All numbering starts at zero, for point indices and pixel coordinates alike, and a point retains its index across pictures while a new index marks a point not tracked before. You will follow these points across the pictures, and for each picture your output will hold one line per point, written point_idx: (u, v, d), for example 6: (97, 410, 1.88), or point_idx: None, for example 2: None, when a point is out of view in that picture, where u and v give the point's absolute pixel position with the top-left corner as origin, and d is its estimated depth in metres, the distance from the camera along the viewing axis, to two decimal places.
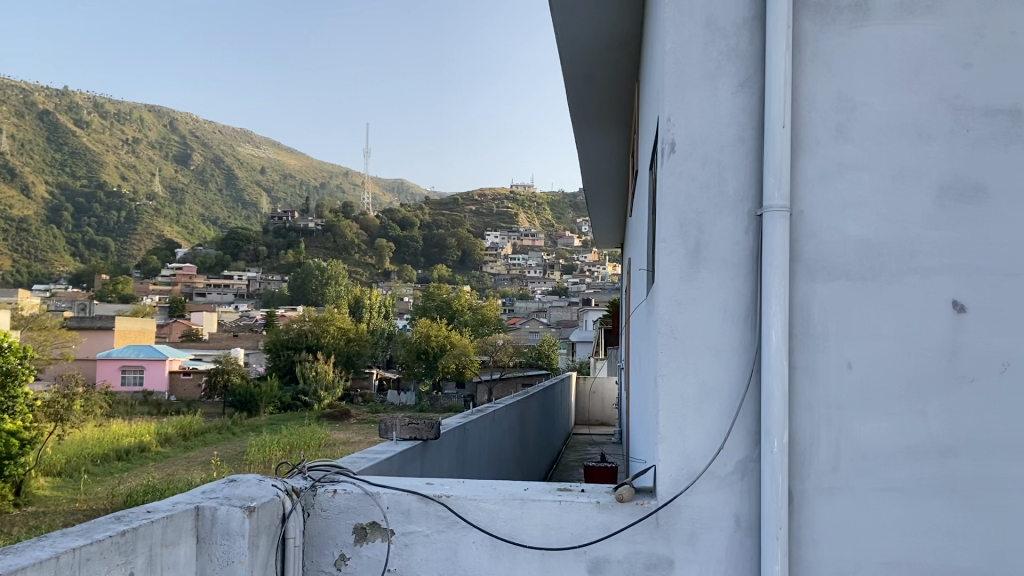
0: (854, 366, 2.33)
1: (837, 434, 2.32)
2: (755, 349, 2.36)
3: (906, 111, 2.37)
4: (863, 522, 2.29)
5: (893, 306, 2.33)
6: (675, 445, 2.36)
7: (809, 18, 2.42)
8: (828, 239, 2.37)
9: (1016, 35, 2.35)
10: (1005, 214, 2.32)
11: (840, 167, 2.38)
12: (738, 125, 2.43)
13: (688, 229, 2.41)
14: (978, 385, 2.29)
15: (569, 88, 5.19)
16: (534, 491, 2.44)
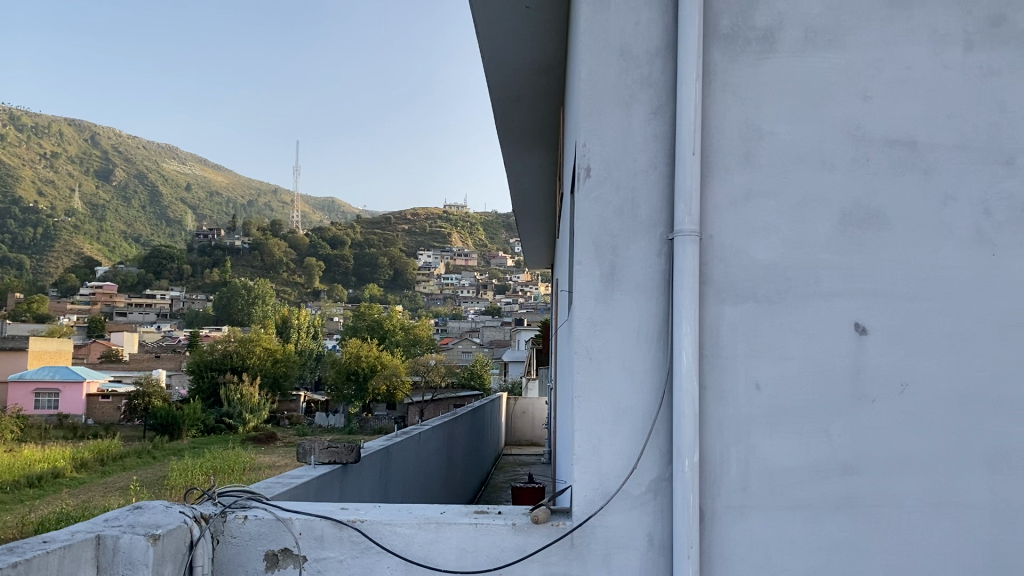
0: (762, 387, 2.39)
1: (747, 453, 2.38)
2: (667, 370, 2.41)
3: (810, 140, 2.46)
4: (771, 540, 2.34)
5: (799, 328, 2.40)
6: (589, 466, 2.38)
7: (719, 49, 2.50)
8: (737, 263, 2.44)
9: (911, 70, 2.47)
10: (903, 240, 2.42)
11: (748, 193, 2.46)
12: (651, 151, 2.49)
13: (603, 253, 2.45)
14: (878, 405, 2.38)
15: (496, 110, 5.20)
16: (449, 514, 2.43)
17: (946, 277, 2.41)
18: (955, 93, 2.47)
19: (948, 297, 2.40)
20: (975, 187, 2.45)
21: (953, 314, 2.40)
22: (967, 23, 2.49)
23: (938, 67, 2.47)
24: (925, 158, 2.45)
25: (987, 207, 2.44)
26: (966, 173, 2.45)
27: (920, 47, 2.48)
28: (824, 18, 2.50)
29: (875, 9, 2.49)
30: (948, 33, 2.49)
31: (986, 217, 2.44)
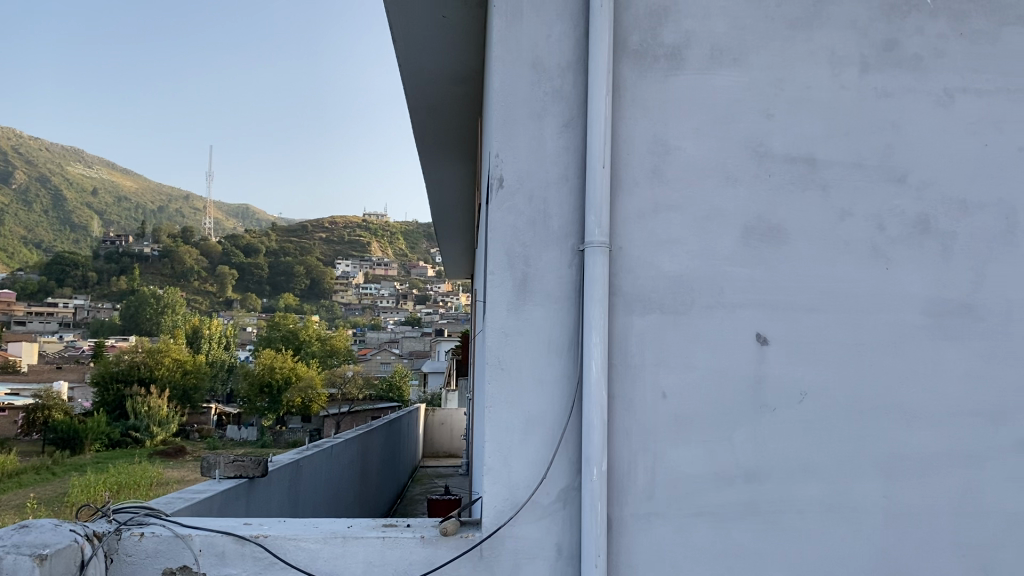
0: (668, 396, 2.43)
1: (654, 461, 2.41)
2: (576, 380, 2.43)
3: (716, 155, 2.53)
4: (677, 547, 2.38)
5: (704, 339, 2.46)
6: (499, 476, 2.37)
7: (628, 64, 2.55)
8: (645, 274, 2.48)
9: (811, 90, 2.57)
10: (803, 254, 2.51)
11: (656, 207, 2.50)
12: (563, 163, 2.51)
13: (515, 263, 2.46)
14: (778, 413, 2.45)
15: (414, 119, 5.16)
16: (357, 528, 2.39)
17: (843, 290, 2.50)
18: (851, 113, 2.58)
19: (845, 309, 2.49)
20: (870, 204, 2.55)
21: (849, 325, 2.49)
22: (863, 46, 2.60)
23: (836, 88, 2.57)
24: (823, 174, 2.55)
25: (881, 223, 2.54)
26: (862, 189, 2.55)
27: (818, 68, 2.57)
28: (729, 37, 2.57)
29: (777, 30, 2.58)
30: (846, 56, 2.59)
31: (880, 232, 2.54)
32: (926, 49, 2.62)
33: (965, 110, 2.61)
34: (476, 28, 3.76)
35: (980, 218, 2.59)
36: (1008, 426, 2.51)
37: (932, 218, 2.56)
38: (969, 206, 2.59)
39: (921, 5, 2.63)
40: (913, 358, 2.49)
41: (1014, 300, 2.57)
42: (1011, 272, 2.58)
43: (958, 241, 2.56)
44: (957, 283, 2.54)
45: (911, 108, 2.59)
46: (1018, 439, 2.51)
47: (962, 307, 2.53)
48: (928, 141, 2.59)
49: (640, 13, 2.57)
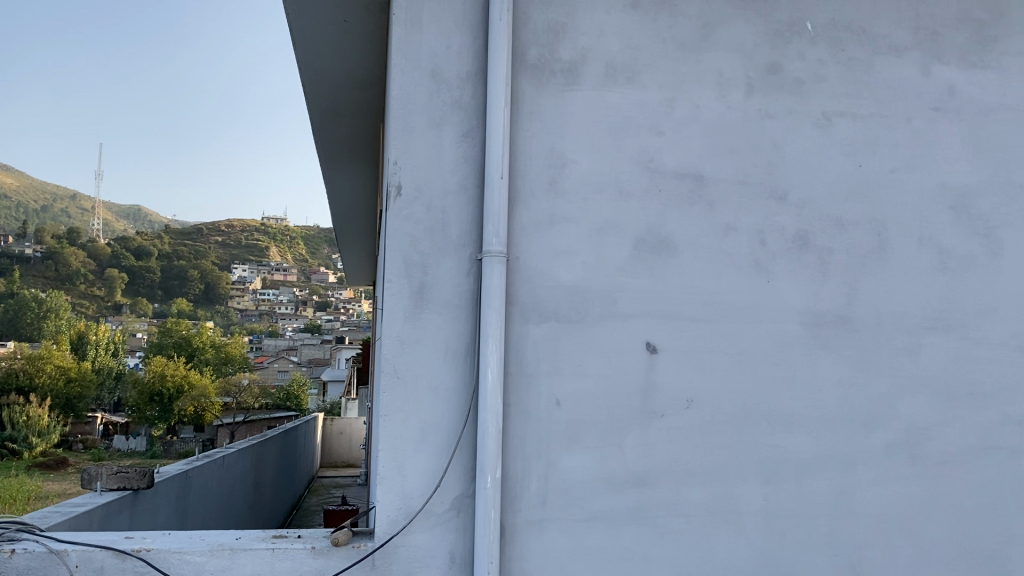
0: (562, 404, 2.48)
1: (546, 468, 2.45)
2: (472, 389, 2.45)
3: (610, 170, 2.60)
4: (568, 552, 2.43)
5: (596, 348, 2.52)
6: (393, 485, 2.37)
7: (527, 78, 2.59)
8: (541, 284, 2.52)
9: (699, 109, 2.67)
10: (690, 267, 2.60)
11: (552, 218, 2.55)
12: (461, 173, 2.53)
13: (412, 271, 2.45)
14: (666, 420, 2.53)
15: (315, 122, 5.07)
16: (245, 540, 2.33)
17: (727, 301, 2.61)
18: (737, 133, 2.69)
19: (729, 319, 2.60)
20: (753, 219, 2.66)
21: (733, 335, 2.60)
22: (749, 69, 2.72)
23: (723, 108, 2.69)
24: (710, 191, 2.65)
25: (763, 238, 2.66)
26: (746, 206, 2.67)
27: (706, 89, 2.69)
28: (623, 56, 2.65)
29: (669, 51, 2.68)
30: (732, 77, 2.70)
31: (762, 247, 2.66)
32: (807, 73, 2.75)
33: (841, 133, 2.75)
34: (380, 35, 3.75)
35: (854, 234, 2.72)
36: (878, 431, 2.64)
37: (810, 234, 2.69)
38: (844, 223, 2.72)
39: (803, 32, 2.76)
40: (791, 367, 2.62)
41: (885, 313, 2.70)
42: (882, 287, 2.71)
43: (834, 257, 2.69)
44: (833, 296, 2.67)
45: (792, 129, 2.72)
46: (888, 444, 2.64)
47: (837, 318, 2.66)
48: (807, 161, 2.72)
49: (538, 28, 2.62)
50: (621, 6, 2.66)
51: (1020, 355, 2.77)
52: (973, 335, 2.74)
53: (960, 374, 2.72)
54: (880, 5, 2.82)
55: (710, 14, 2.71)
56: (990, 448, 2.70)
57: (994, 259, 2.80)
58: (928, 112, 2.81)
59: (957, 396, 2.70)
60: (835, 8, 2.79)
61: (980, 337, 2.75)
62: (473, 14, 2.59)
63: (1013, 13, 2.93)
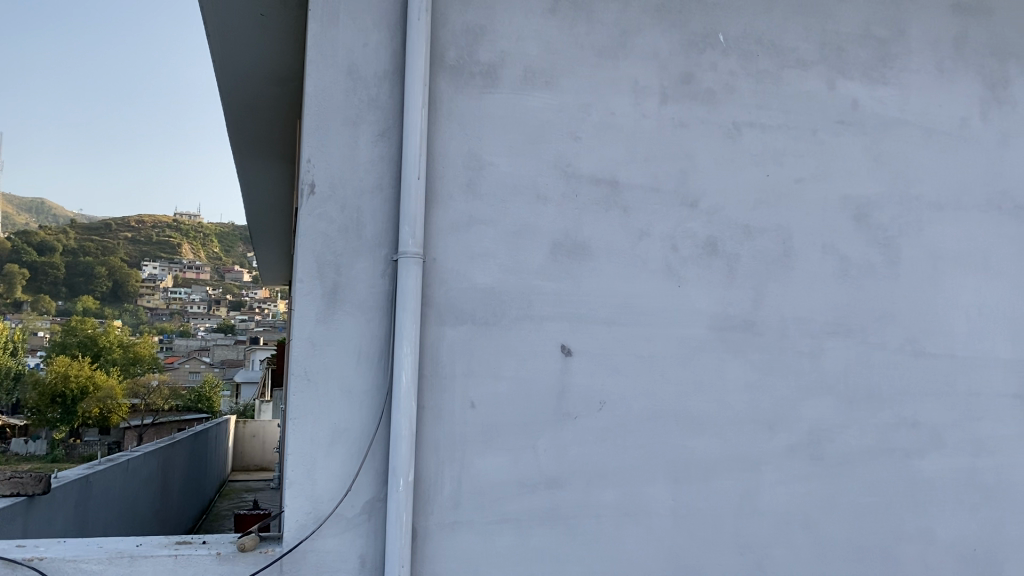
0: (476, 406, 2.48)
1: (460, 470, 2.45)
2: (385, 391, 2.42)
3: (527, 173, 2.61)
4: (480, 555, 2.43)
5: (511, 350, 2.53)
6: (303, 489, 2.32)
7: (445, 78, 2.58)
8: (458, 286, 2.51)
9: (615, 116, 2.72)
10: (604, 271, 2.64)
11: (469, 220, 2.55)
12: (377, 173, 2.50)
13: (325, 271, 2.41)
14: (579, 422, 2.56)
15: (230, 118, 4.94)
16: (146, 547, 2.25)
17: (640, 305, 2.65)
18: (651, 140, 2.74)
19: (641, 323, 2.65)
20: (665, 225, 2.72)
21: (645, 339, 2.64)
22: (663, 77, 2.78)
23: (638, 116, 2.74)
24: (625, 196, 2.69)
25: (675, 244, 2.72)
26: (659, 212, 2.72)
27: (622, 95, 2.73)
28: (541, 60, 2.67)
29: (586, 58, 2.71)
30: (647, 85, 2.76)
31: (674, 252, 2.71)
32: (719, 84, 2.82)
33: (750, 143, 2.83)
34: (298, 32, 3.68)
35: (761, 241, 2.80)
36: (782, 432, 2.72)
37: (720, 241, 2.76)
38: (752, 231, 2.79)
39: (715, 44, 2.84)
40: (700, 370, 2.68)
41: (789, 318, 2.78)
42: (786, 293, 2.79)
43: (742, 263, 2.77)
44: (740, 301, 2.75)
45: (703, 139, 2.79)
46: (791, 444, 2.73)
47: (744, 323, 2.74)
48: (718, 169, 2.79)
49: (457, 29, 2.61)
50: (539, 11, 2.68)
51: (915, 360, 2.88)
52: (871, 340, 2.84)
53: (859, 378, 2.81)
54: (788, 20, 2.91)
55: (627, 22, 2.76)
56: (886, 448, 2.81)
57: (892, 268, 2.90)
58: (832, 124, 2.91)
59: (856, 399, 2.80)
60: (746, 21, 2.87)
61: (878, 342, 2.85)
62: (391, 13, 2.57)
63: (913, 32, 3.05)
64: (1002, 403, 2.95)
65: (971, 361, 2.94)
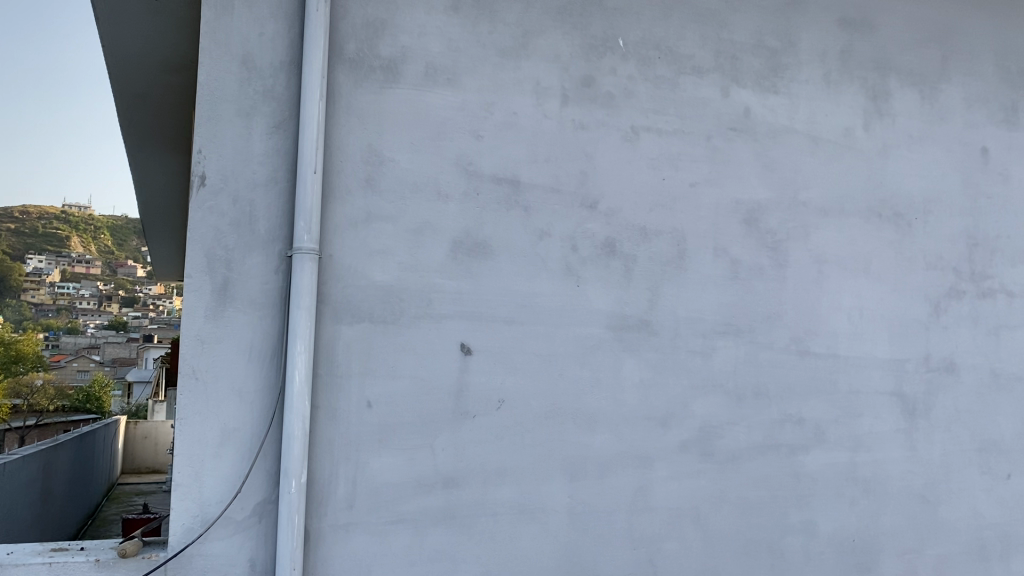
0: (373, 406, 2.45)
1: (355, 471, 2.41)
2: (278, 390, 2.36)
3: (427, 170, 2.59)
4: (375, 556, 2.40)
5: (409, 349, 2.51)
6: (190, 491, 2.24)
7: (344, 72, 2.53)
8: (355, 283, 2.47)
9: (516, 115, 2.73)
10: (504, 270, 2.65)
11: (367, 216, 2.51)
12: (271, 166, 2.44)
13: (215, 267, 2.33)
14: (477, 421, 2.56)
15: (120, 107, 4.72)
16: (18, 554, 2.11)
17: (539, 304, 2.67)
18: (551, 140, 2.76)
19: (540, 322, 2.67)
20: (565, 226, 2.74)
21: (543, 338, 2.66)
22: (564, 79, 2.80)
23: (539, 117, 2.76)
24: (525, 196, 2.71)
25: (574, 244, 2.75)
26: (559, 212, 2.74)
27: (523, 96, 2.74)
28: (443, 57, 2.65)
29: (487, 57, 2.71)
30: (548, 87, 2.78)
31: (573, 252, 2.74)
32: (618, 88, 2.87)
33: (648, 147, 2.88)
34: (191, 21, 3.55)
35: (657, 243, 2.86)
36: (675, 430, 2.79)
37: (617, 242, 2.81)
38: (649, 233, 2.85)
39: (615, 48, 2.88)
40: (597, 369, 2.72)
41: (682, 317, 2.85)
42: (680, 293, 2.86)
43: (639, 264, 2.82)
44: (636, 301, 2.80)
45: (602, 141, 2.83)
46: (683, 441, 2.79)
47: (639, 323, 2.79)
48: (616, 171, 2.83)
49: (357, 22, 2.56)
50: (441, 8, 2.67)
51: (801, 359, 2.99)
52: (759, 339, 2.94)
53: (748, 377, 2.91)
54: (685, 28, 2.98)
55: (529, 23, 2.77)
56: (772, 444, 2.91)
57: (780, 270, 3.01)
58: (726, 131, 3.00)
59: (744, 397, 2.89)
60: (645, 27, 2.93)
61: (766, 342, 2.95)
62: (289, 3, 2.51)
63: (802, 44, 3.16)
64: (881, 401, 3.08)
65: (853, 360, 3.06)
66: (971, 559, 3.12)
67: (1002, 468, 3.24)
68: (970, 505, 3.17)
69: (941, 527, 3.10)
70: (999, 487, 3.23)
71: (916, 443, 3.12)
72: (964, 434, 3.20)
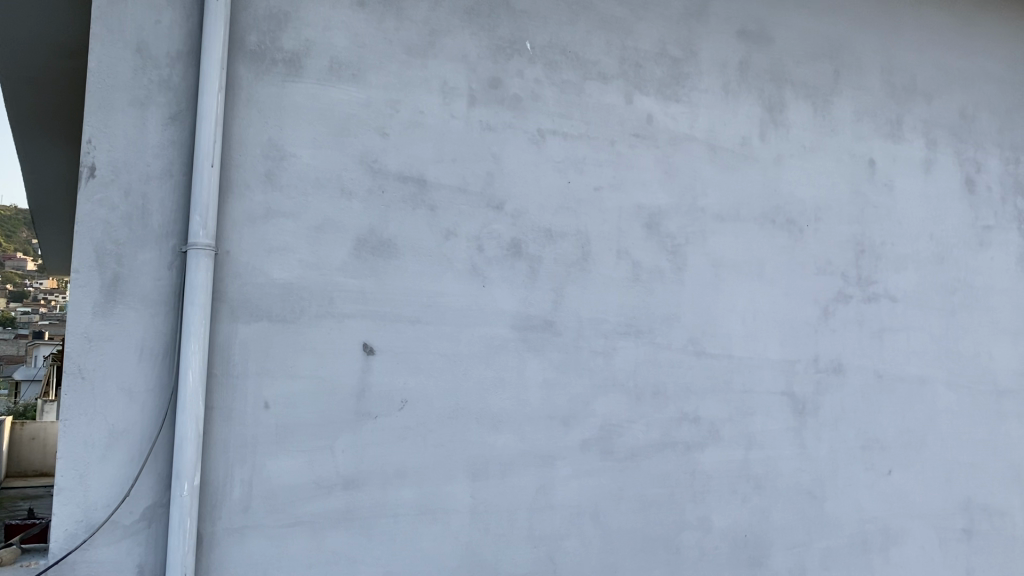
0: (270, 406, 2.40)
1: (250, 473, 2.36)
2: (170, 390, 2.29)
3: (330, 167, 2.56)
4: (270, 559, 2.36)
5: (309, 348, 2.47)
6: (74, 496, 2.15)
7: (245, 64, 2.48)
8: (253, 281, 2.42)
9: (423, 114, 2.72)
10: (408, 269, 2.63)
11: (267, 212, 2.46)
12: (166, 158, 2.36)
13: (104, 262, 2.24)
14: (378, 421, 2.54)
15: (7, 91, 4.48)
16: None
17: (443, 304, 2.67)
18: (458, 141, 2.76)
19: (444, 322, 2.66)
20: (470, 226, 2.75)
21: (447, 338, 2.66)
22: (471, 79, 2.81)
23: (445, 116, 2.75)
24: (431, 195, 2.70)
25: (480, 244, 2.75)
26: (465, 213, 2.74)
27: (430, 95, 2.74)
28: (348, 53, 2.62)
29: (393, 54, 2.69)
30: (455, 86, 2.78)
31: (479, 252, 2.75)
32: (525, 90, 2.89)
33: (554, 150, 2.92)
34: (83, 3, 3.40)
35: (562, 245, 2.89)
36: (576, 428, 2.83)
37: (523, 243, 2.83)
38: (554, 234, 2.88)
39: (522, 51, 2.90)
40: (501, 369, 2.73)
41: (586, 318, 2.89)
42: (583, 294, 2.90)
43: (543, 265, 2.85)
44: (540, 302, 2.82)
45: (509, 143, 2.85)
46: (584, 440, 2.84)
47: (543, 323, 2.82)
48: (522, 173, 2.85)
49: (259, 14, 2.51)
50: (347, 3, 2.64)
51: (697, 360, 3.07)
52: (658, 340, 3.01)
53: (647, 376, 2.97)
54: (591, 33, 3.03)
55: (436, 22, 2.77)
56: (670, 443, 2.98)
57: (679, 274, 3.08)
58: (629, 137, 3.06)
59: (644, 397, 2.96)
60: (552, 31, 2.97)
61: (665, 343, 3.02)
62: None
63: (703, 55, 3.26)
64: (773, 401, 3.20)
65: (747, 361, 3.17)
66: (854, 551, 3.27)
67: (884, 464, 3.39)
68: (855, 500, 3.31)
69: (827, 521, 3.24)
70: (882, 483, 3.38)
71: (806, 441, 3.24)
72: (849, 433, 3.34)
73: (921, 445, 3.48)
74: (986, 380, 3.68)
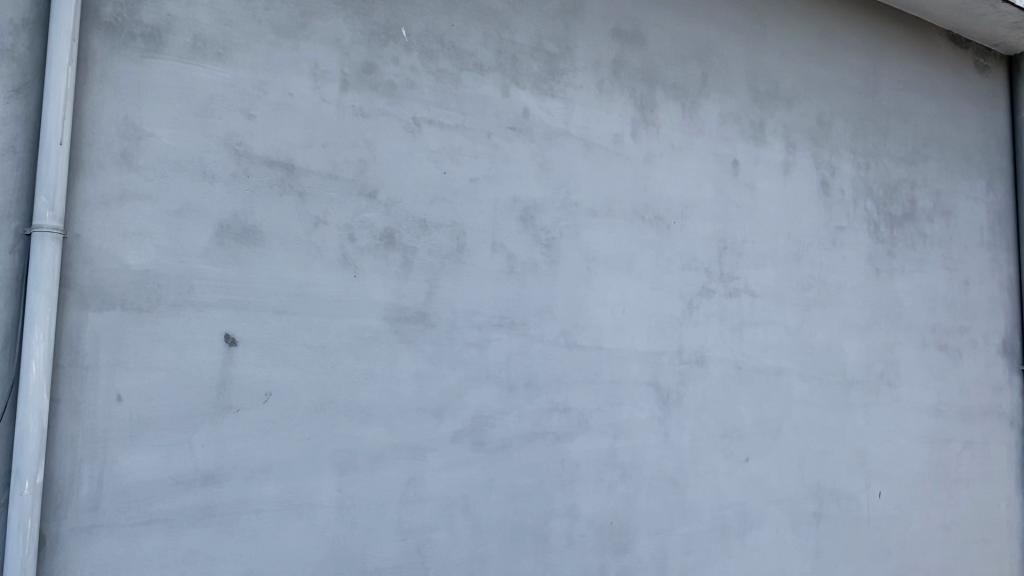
0: (123, 399, 2.29)
1: (100, 469, 2.25)
2: (10, 383, 2.14)
3: (192, 149, 2.45)
4: (121, 559, 2.25)
5: (167, 339, 2.37)
6: None
7: (99, 38, 2.35)
8: (105, 267, 2.30)
9: (292, 98, 2.63)
10: (275, 257, 2.55)
11: (122, 195, 2.34)
12: (9, 134, 2.20)
13: None
14: (240, 415, 2.45)
15: None
16: None
17: (311, 294, 2.60)
18: (330, 126, 2.70)
19: (312, 312, 2.60)
20: (341, 214, 2.69)
21: (315, 329, 2.60)
22: (344, 64, 2.74)
23: (316, 101, 2.68)
24: (300, 181, 2.63)
25: (352, 233, 2.70)
26: (336, 200, 2.68)
27: (300, 78, 2.66)
28: (213, 30, 2.52)
29: (262, 34, 2.60)
30: (327, 71, 2.71)
31: (350, 242, 2.69)
32: (400, 78, 2.85)
33: (429, 139, 2.89)
34: None
35: (436, 236, 2.87)
36: (448, 420, 2.82)
37: (396, 233, 2.79)
38: (428, 225, 2.86)
39: (398, 37, 2.87)
40: (371, 361, 2.69)
41: (459, 310, 2.89)
42: (456, 286, 2.89)
43: (417, 256, 2.82)
44: (413, 293, 2.80)
45: (383, 131, 2.80)
46: (455, 431, 2.83)
47: (415, 314, 2.80)
48: (396, 162, 2.81)
49: None
50: None
51: (569, 351, 3.12)
52: (531, 332, 3.04)
53: (520, 368, 3.00)
54: (468, 25, 3.03)
55: (308, 4, 2.70)
56: (540, 433, 3.02)
57: (552, 267, 3.12)
58: (505, 130, 3.07)
59: (516, 388, 2.98)
60: (428, 20, 2.95)
61: (537, 334, 3.05)
62: None
63: (579, 51, 3.31)
64: (640, 391, 3.29)
65: (615, 353, 3.24)
66: (713, 536, 3.41)
67: (742, 452, 3.54)
68: (715, 487, 3.45)
69: (688, 507, 3.36)
70: (739, 470, 3.53)
71: (670, 430, 3.35)
72: (710, 422, 3.47)
73: (776, 433, 3.66)
74: (837, 371, 3.90)
